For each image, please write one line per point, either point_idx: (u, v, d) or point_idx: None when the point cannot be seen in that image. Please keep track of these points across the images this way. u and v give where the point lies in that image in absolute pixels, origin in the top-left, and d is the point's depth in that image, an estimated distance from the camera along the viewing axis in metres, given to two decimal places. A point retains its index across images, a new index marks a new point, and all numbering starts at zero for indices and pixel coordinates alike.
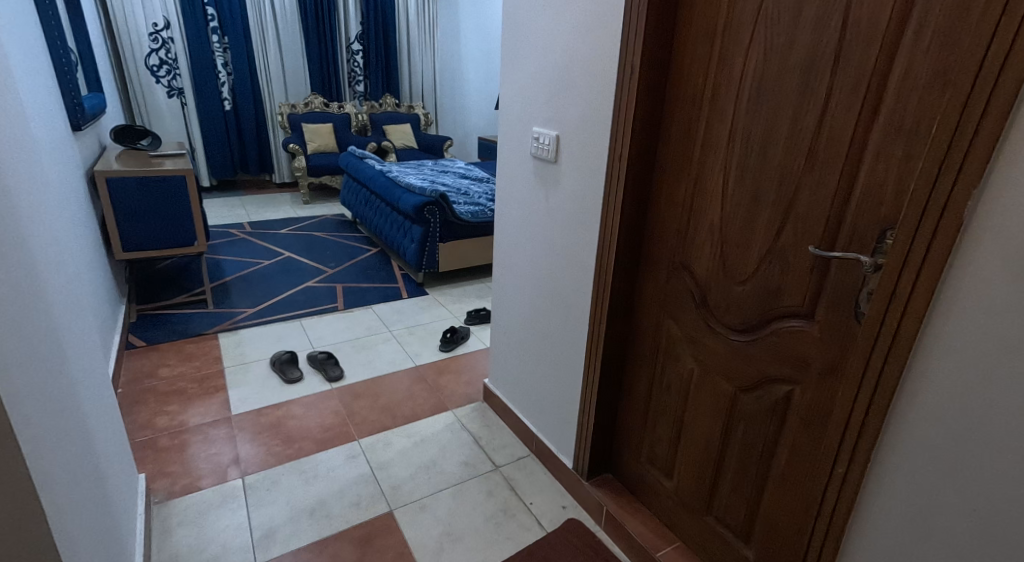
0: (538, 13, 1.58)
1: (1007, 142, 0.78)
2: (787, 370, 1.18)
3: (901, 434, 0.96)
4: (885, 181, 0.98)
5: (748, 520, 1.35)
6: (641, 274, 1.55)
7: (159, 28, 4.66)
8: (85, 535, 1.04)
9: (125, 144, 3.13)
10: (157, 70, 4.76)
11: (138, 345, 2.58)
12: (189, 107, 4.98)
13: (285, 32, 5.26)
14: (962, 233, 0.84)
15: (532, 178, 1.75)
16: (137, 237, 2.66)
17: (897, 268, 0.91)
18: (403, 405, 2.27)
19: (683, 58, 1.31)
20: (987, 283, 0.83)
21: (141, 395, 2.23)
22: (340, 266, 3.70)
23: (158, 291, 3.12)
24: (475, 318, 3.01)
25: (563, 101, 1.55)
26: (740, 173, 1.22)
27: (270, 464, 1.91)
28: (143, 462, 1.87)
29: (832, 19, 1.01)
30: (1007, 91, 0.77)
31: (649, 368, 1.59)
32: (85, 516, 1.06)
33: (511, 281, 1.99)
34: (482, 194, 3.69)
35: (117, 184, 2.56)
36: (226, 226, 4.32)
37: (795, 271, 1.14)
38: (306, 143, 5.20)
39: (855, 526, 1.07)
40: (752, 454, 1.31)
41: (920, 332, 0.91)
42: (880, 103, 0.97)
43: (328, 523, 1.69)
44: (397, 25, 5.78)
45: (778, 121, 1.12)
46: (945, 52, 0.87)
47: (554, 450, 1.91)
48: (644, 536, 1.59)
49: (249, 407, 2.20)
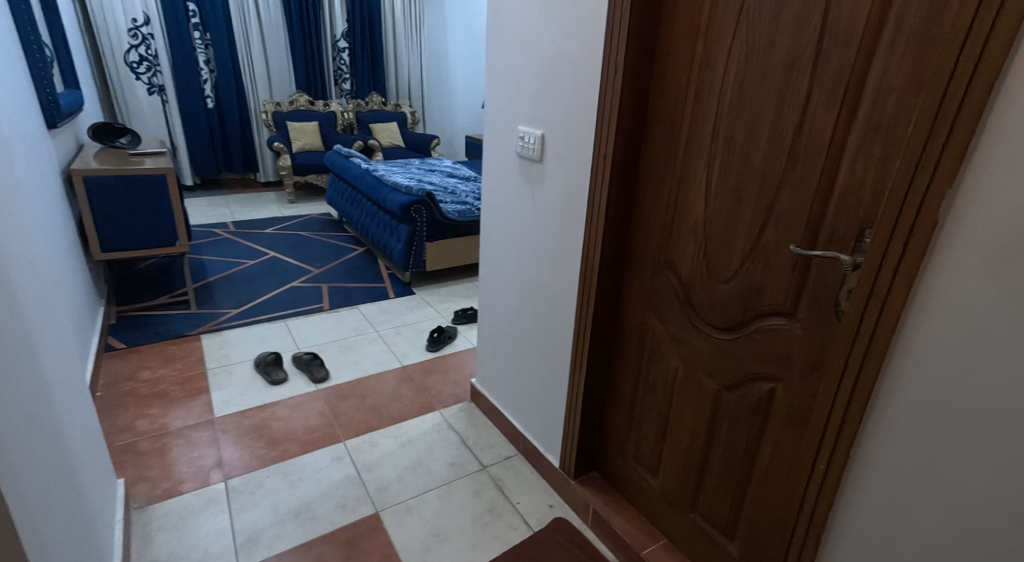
0: (523, 11, 1.57)
1: (981, 142, 0.79)
2: (771, 368, 1.19)
3: (881, 432, 0.98)
4: (864, 180, 0.99)
5: (732, 517, 1.36)
6: (625, 274, 1.55)
7: (139, 24, 4.58)
8: (60, 540, 1.03)
9: (105, 143, 3.07)
10: (137, 67, 4.67)
11: (118, 347, 2.54)
12: (170, 104, 4.90)
13: (268, 30, 5.20)
14: (937, 230, 0.85)
15: (518, 177, 1.75)
16: (116, 237, 2.61)
17: (875, 269, 0.92)
18: (389, 405, 2.26)
19: (667, 58, 1.31)
20: (963, 281, 0.84)
21: (120, 398, 2.19)
22: (326, 266, 3.66)
23: (139, 291, 3.07)
24: (463, 318, 3.00)
25: (549, 101, 1.55)
26: (723, 172, 1.23)
27: (254, 466, 1.89)
28: (123, 467, 1.84)
29: (812, 20, 1.02)
30: (979, 92, 0.78)
31: (635, 368, 1.59)
32: (60, 521, 1.05)
33: (497, 280, 1.99)
34: (470, 193, 3.68)
35: (95, 184, 2.51)
36: (210, 226, 4.26)
37: (777, 271, 1.15)
38: (291, 142, 5.16)
39: (836, 522, 1.08)
40: (736, 451, 1.32)
41: (897, 329, 0.92)
42: (858, 104, 0.98)
43: (313, 526, 1.68)
44: (383, 22, 5.75)
45: (760, 121, 1.13)
46: (921, 53, 0.88)
47: (541, 449, 1.91)
48: (630, 534, 1.59)
49: (233, 409, 2.17)
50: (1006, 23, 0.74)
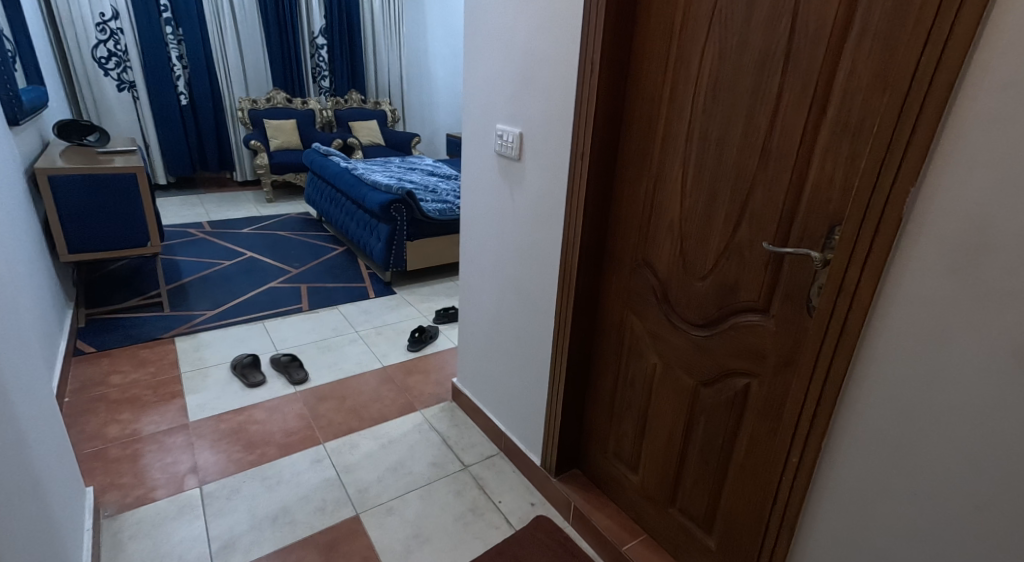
0: (500, 10, 1.57)
1: (942, 140, 0.81)
2: (745, 363, 1.21)
3: (851, 424, 1.00)
4: (833, 177, 1.00)
5: (709, 511, 1.37)
6: (604, 271, 1.56)
7: (106, 18, 4.46)
8: (21, 539, 1.00)
9: (71, 140, 3.00)
10: (106, 62, 4.56)
11: (87, 351, 2.47)
12: (141, 101, 4.79)
13: (244, 26, 5.11)
14: (903, 227, 0.87)
15: (496, 176, 1.75)
16: (84, 237, 2.54)
17: (844, 264, 0.94)
18: (370, 406, 2.24)
19: (642, 57, 1.32)
20: (926, 277, 0.86)
21: (91, 403, 2.13)
22: (305, 266, 3.61)
23: (110, 294, 3.00)
24: (444, 317, 2.98)
25: (526, 99, 1.55)
26: (698, 171, 1.24)
27: (231, 471, 1.86)
28: (92, 474, 1.80)
29: (782, 20, 1.03)
30: (939, 93, 0.80)
31: (614, 365, 1.60)
32: (21, 519, 1.02)
33: (477, 279, 1.98)
34: (450, 192, 3.67)
35: (61, 183, 2.44)
36: (184, 227, 4.17)
37: (751, 268, 1.17)
38: (268, 140, 5.09)
39: (809, 512, 1.10)
40: (713, 446, 1.33)
41: (865, 324, 0.94)
42: (827, 103, 0.99)
43: (292, 530, 1.66)
44: (362, 19, 5.71)
45: (733, 120, 1.14)
46: (885, 52, 0.89)
47: (522, 447, 1.92)
48: (611, 530, 1.60)
49: (208, 413, 2.13)
50: (963, 26, 0.77)
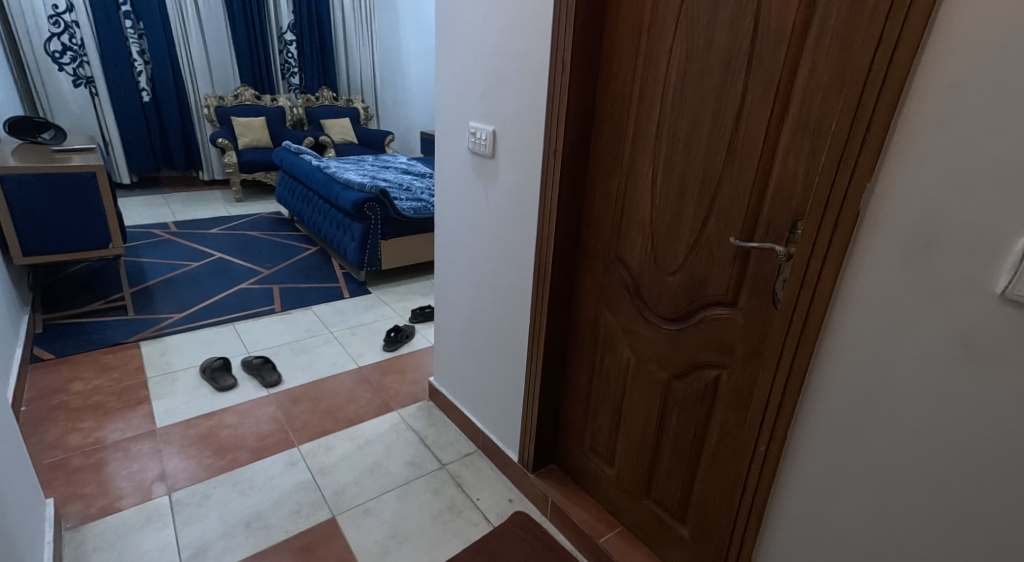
0: (471, 5, 1.56)
1: (894, 140, 0.84)
2: (715, 356, 1.23)
3: (814, 413, 1.03)
4: (796, 173, 1.02)
5: (683, 502, 1.40)
6: (579, 267, 1.56)
7: (60, 10, 4.30)
8: None
9: (25, 138, 2.89)
10: (60, 57, 4.39)
11: (45, 358, 2.38)
12: (100, 97, 4.63)
13: (209, 20, 4.98)
14: (860, 220, 0.90)
15: (469, 175, 1.74)
16: (40, 239, 2.45)
17: (806, 256, 0.96)
18: (346, 407, 2.21)
19: (612, 56, 1.33)
20: (882, 270, 0.89)
21: (50, 412, 2.06)
22: (276, 266, 3.55)
23: (70, 297, 2.90)
24: (420, 316, 2.97)
25: (498, 97, 1.55)
26: (668, 167, 1.25)
27: (201, 477, 1.81)
28: (53, 485, 1.74)
29: (745, 20, 1.05)
30: (892, 91, 0.82)
31: (588, 361, 1.61)
32: None
33: (452, 277, 1.97)
34: (425, 190, 3.66)
35: (15, 183, 2.35)
36: (150, 227, 4.05)
37: (718, 263, 1.19)
38: (237, 138, 4.97)
39: (777, 498, 1.12)
40: (686, 438, 1.35)
41: (827, 315, 0.96)
42: (789, 101, 1.01)
43: (265, 535, 1.63)
44: (332, 15, 5.65)
45: (700, 118, 1.16)
46: (842, 52, 0.92)
47: (499, 445, 1.92)
48: (588, 523, 1.61)
49: (176, 419, 2.08)
50: (913, 26, 0.79)
